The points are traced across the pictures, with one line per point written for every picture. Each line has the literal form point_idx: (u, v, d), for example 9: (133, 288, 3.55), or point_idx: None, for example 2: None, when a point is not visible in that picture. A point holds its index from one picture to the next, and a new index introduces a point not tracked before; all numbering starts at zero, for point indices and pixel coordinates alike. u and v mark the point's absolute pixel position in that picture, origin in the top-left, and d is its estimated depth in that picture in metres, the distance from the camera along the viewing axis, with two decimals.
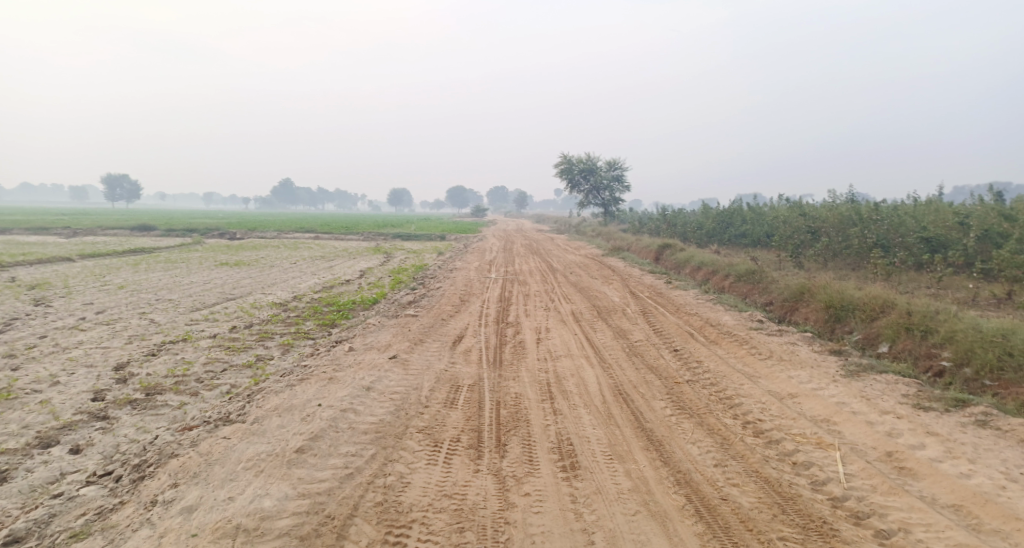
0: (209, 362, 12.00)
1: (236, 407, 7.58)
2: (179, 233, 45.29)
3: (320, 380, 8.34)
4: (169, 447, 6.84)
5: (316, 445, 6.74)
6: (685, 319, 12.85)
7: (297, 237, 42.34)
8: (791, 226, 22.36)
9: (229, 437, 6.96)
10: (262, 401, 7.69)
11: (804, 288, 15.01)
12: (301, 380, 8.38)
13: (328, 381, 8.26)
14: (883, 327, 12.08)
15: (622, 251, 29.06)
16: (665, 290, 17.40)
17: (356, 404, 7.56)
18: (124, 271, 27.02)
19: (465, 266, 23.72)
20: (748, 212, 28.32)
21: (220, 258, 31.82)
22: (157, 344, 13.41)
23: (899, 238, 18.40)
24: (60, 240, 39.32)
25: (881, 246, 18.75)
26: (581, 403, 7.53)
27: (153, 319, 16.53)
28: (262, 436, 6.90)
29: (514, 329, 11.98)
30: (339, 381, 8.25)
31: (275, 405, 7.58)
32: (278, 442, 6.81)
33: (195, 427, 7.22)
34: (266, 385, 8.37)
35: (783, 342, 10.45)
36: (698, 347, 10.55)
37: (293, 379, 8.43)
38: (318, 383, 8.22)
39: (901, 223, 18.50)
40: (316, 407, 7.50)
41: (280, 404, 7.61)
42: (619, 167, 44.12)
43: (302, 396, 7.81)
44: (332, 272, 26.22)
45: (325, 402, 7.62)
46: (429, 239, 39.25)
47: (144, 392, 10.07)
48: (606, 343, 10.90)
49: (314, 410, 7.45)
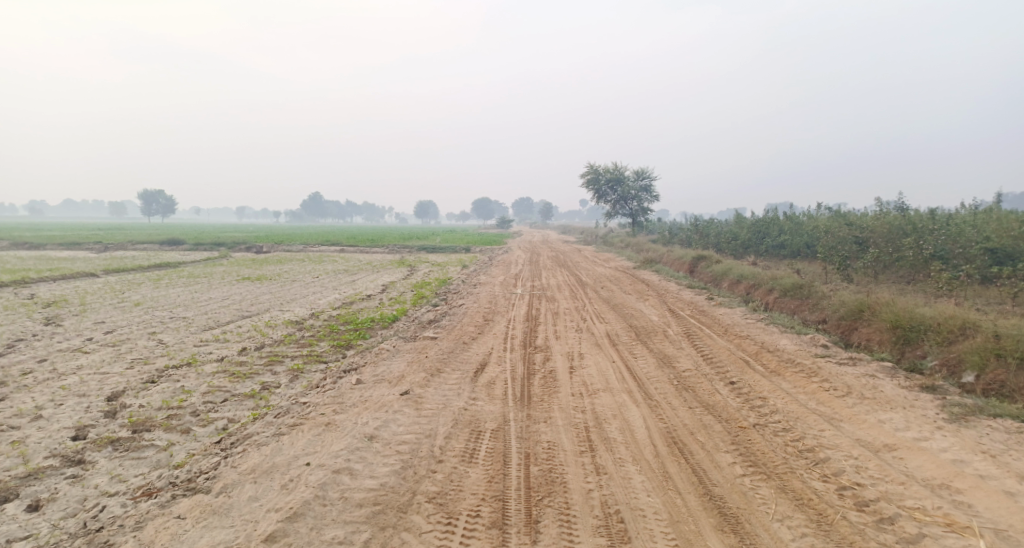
0: (209, 392, 10.87)
1: (208, 467, 6.44)
2: (206, 247, 45.01)
3: (316, 426, 7.11)
4: (111, 531, 5.75)
5: (293, 530, 5.56)
6: (736, 343, 11.43)
7: (323, 250, 41.56)
8: (835, 235, 20.77)
9: (185, 516, 5.84)
10: (241, 459, 6.55)
11: (864, 305, 13.43)
12: (295, 425, 7.18)
13: (324, 428, 7.03)
14: (966, 353, 10.52)
15: (655, 262, 27.56)
16: (708, 307, 15.89)
17: (354, 461, 6.35)
18: (144, 286, 26.33)
19: (491, 280, 22.50)
20: (786, 221, 26.61)
21: (242, 272, 31.06)
22: (158, 369, 12.35)
23: (959, 248, 16.69)
24: (88, 255, 39.08)
25: (939, 258, 17.07)
26: (629, 458, 6.20)
27: (161, 339, 15.54)
28: (225, 517, 5.75)
29: (544, 355, 10.66)
30: (339, 428, 7.02)
31: (254, 465, 6.41)
32: (244, 526, 5.65)
33: (156, 494, 6.12)
34: (254, 429, 7.19)
35: (859, 374, 8.94)
36: (758, 380, 9.11)
37: (287, 423, 7.23)
38: (313, 429, 7.02)
39: (960, 232, 16.81)
40: (303, 468, 6.32)
41: (259, 464, 6.46)
42: (647, 176, 42.57)
43: (288, 451, 6.62)
44: (354, 286, 25.20)
45: (316, 460, 6.43)
46: (454, 251, 38.21)
47: (131, 430, 8.94)
48: (650, 373, 9.50)
49: (302, 472, 6.27)
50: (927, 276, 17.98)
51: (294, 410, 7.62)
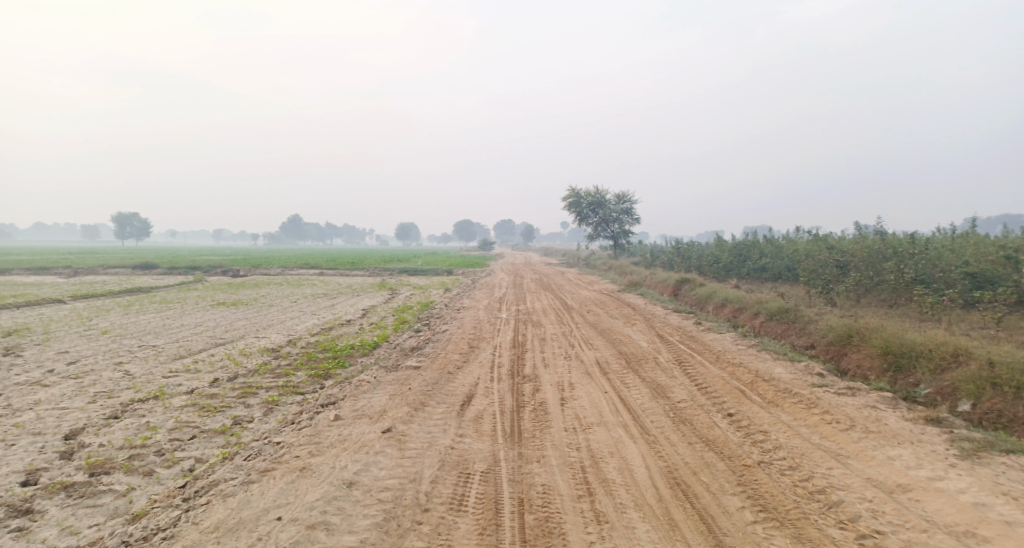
0: (176, 428, 10.22)
1: (166, 524, 5.92)
2: (182, 271, 44.04)
3: (289, 472, 6.59)
4: None
5: None
6: (729, 372, 11.08)
7: (302, 274, 40.82)
8: (816, 258, 20.65)
9: None
10: (202, 514, 6.01)
11: (853, 330, 13.17)
12: (267, 471, 6.65)
13: (299, 474, 6.52)
14: (960, 381, 10.25)
15: (638, 286, 27.26)
16: (697, 333, 15.55)
17: (330, 514, 5.91)
18: (114, 313, 25.41)
19: (474, 305, 22.02)
20: (768, 244, 26.53)
21: (217, 298, 30.23)
22: (123, 403, 11.67)
23: (941, 272, 16.60)
24: (59, 280, 37.88)
25: (922, 283, 16.99)
26: (631, 503, 6.03)
27: (128, 370, 14.79)
28: None
29: (532, 386, 10.19)
30: (315, 473, 6.51)
31: (218, 523, 5.90)
32: None
33: None
34: (219, 475, 6.65)
35: (859, 405, 8.63)
36: (756, 411, 8.77)
37: (258, 468, 6.70)
38: (286, 476, 6.50)
39: (941, 256, 16.78)
40: (274, 523, 5.84)
41: (223, 520, 5.94)
42: (628, 200, 42.58)
43: (256, 503, 6.10)
44: (332, 311, 24.55)
45: (288, 514, 5.95)
46: (435, 274, 37.70)
47: (88, 474, 8.30)
48: (644, 405, 9.11)
49: (272, 528, 5.81)
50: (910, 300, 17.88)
51: (265, 453, 7.08)
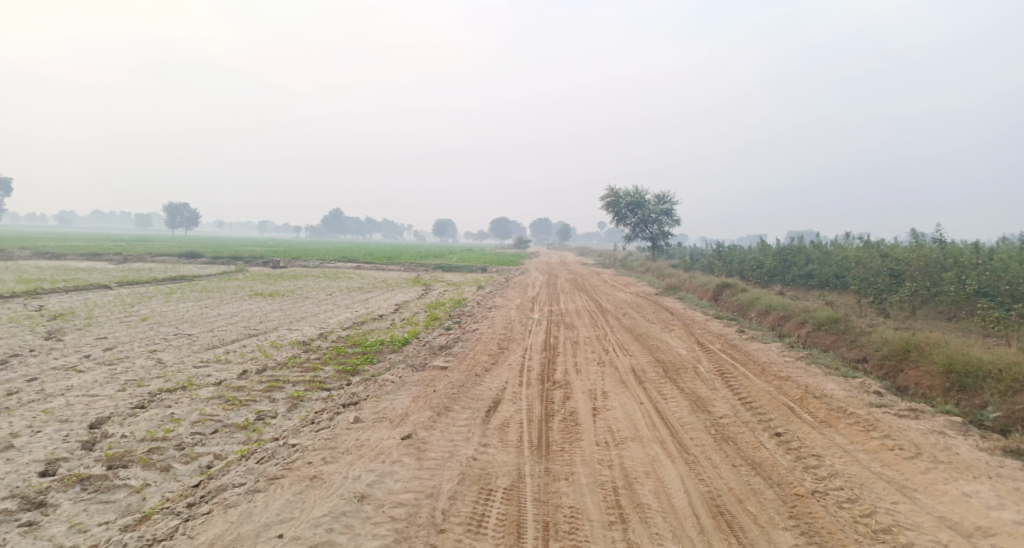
0: (199, 422, 9.96)
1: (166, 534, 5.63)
2: (223, 261, 44.58)
3: (299, 481, 6.28)
4: None
5: None
6: (775, 386, 10.41)
7: (339, 267, 40.94)
8: (868, 266, 19.57)
9: None
10: (199, 527, 5.74)
11: (911, 345, 12.31)
12: (275, 479, 6.34)
13: (308, 485, 6.20)
14: None
15: (678, 289, 26.38)
16: (739, 341, 14.81)
17: (336, 534, 5.60)
18: (154, 300, 25.63)
19: (507, 304, 21.53)
20: (815, 250, 25.42)
21: (255, 288, 30.36)
22: (151, 393, 11.49)
23: (1006, 285, 15.48)
24: (106, 266, 38.64)
25: (985, 295, 15.91)
26: (669, 533, 5.62)
27: (159, 358, 14.72)
28: None
29: (563, 392, 9.67)
30: (325, 483, 6.21)
31: (216, 538, 5.58)
32: None
33: None
34: (228, 481, 6.34)
35: (924, 430, 8.03)
36: (807, 432, 8.12)
37: (267, 476, 6.39)
38: (295, 486, 6.19)
39: (1006, 267, 15.67)
40: (275, 542, 5.53)
41: (220, 536, 5.62)
42: (669, 200, 41.57)
43: (258, 517, 5.80)
44: (366, 306, 24.32)
45: (291, 531, 5.64)
46: (471, 271, 37.36)
47: (106, 466, 8.03)
48: (683, 419, 8.50)
49: (273, 546, 5.50)
50: (972, 312, 16.77)
51: (277, 458, 6.72)
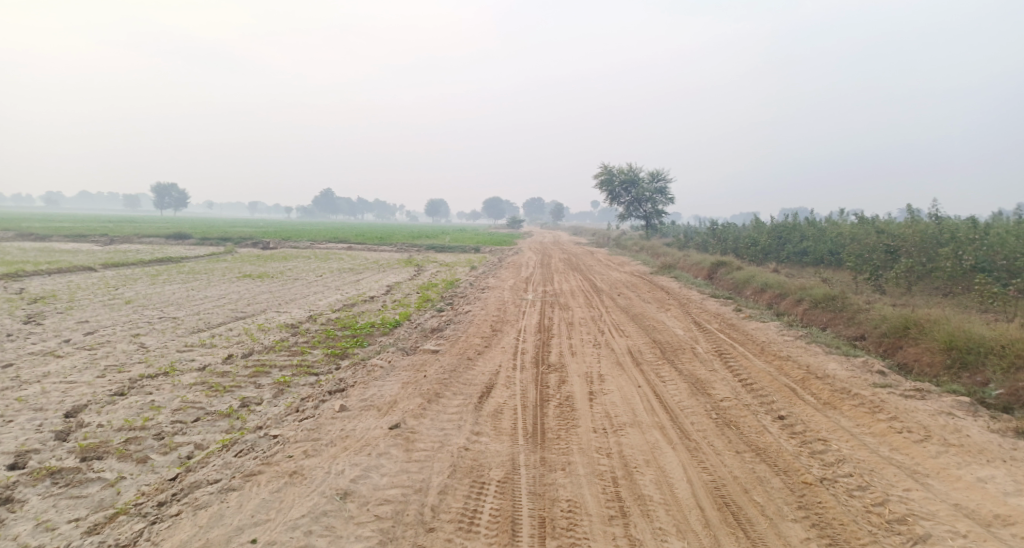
0: (180, 410, 9.57)
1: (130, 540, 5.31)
2: (212, 242, 43.92)
3: (277, 480, 5.97)
4: None
5: None
6: (776, 366, 10.11)
7: (330, 248, 40.39)
8: (863, 242, 19.29)
9: None
10: (166, 533, 5.42)
11: (910, 322, 12.02)
12: (251, 477, 6.02)
13: (286, 484, 5.90)
14: None
15: (673, 268, 26.04)
16: (737, 320, 14.50)
17: (318, 536, 5.31)
18: (140, 282, 25.08)
19: (500, 284, 21.14)
20: (809, 227, 25.10)
21: (244, 270, 29.82)
22: (131, 379, 11.06)
23: (1003, 260, 15.22)
24: (92, 248, 37.94)
25: (981, 270, 15.63)
26: (673, 529, 5.34)
27: (142, 343, 14.26)
28: None
29: (559, 376, 9.33)
30: (304, 481, 5.92)
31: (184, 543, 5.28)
32: None
33: None
34: (199, 479, 6.03)
35: (932, 411, 7.74)
36: (811, 415, 7.82)
37: (243, 474, 6.07)
38: (271, 485, 5.89)
39: (1003, 242, 15.41)
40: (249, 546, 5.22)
41: (187, 542, 5.32)
42: (662, 178, 41.13)
43: (231, 521, 5.50)
44: (356, 287, 23.84)
45: (266, 535, 5.35)
46: (463, 251, 36.90)
47: (80, 458, 7.65)
48: (683, 403, 8.18)
49: None
50: (968, 288, 16.51)
51: (256, 452, 6.38)
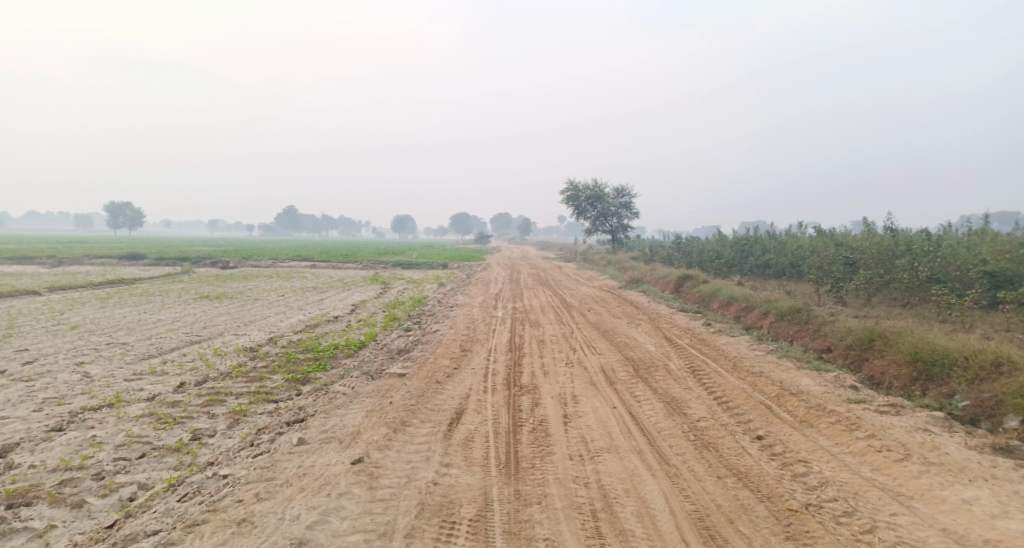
0: (124, 445, 8.92)
1: None
2: (169, 262, 42.61)
3: (227, 530, 5.61)
4: None
5: None
6: (750, 382, 9.94)
7: (292, 266, 39.51)
8: (823, 255, 19.43)
9: None
10: None
11: (875, 333, 11.98)
12: (195, 527, 5.66)
13: (236, 533, 5.55)
14: (1003, 394, 9.12)
15: (640, 282, 25.96)
16: (707, 335, 14.36)
17: None
18: (90, 306, 24.02)
19: (467, 302, 20.73)
20: (771, 240, 25.33)
21: (201, 290, 28.87)
22: (72, 412, 10.34)
23: (958, 271, 15.41)
24: (41, 270, 36.45)
25: (937, 282, 15.80)
26: None
27: (87, 372, 13.47)
28: None
29: (531, 398, 8.97)
30: (254, 529, 5.57)
31: None
32: None
33: None
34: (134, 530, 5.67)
35: (909, 427, 7.60)
36: (789, 434, 7.62)
37: (187, 524, 5.70)
38: (218, 535, 5.55)
39: (958, 253, 15.61)
40: None
41: None
42: (626, 194, 41.40)
43: None
44: (319, 307, 23.18)
45: None
46: (430, 268, 36.46)
47: (6, 505, 7.13)
48: (659, 424, 7.92)
49: None
50: (924, 299, 16.68)
51: (203, 497, 5.96)
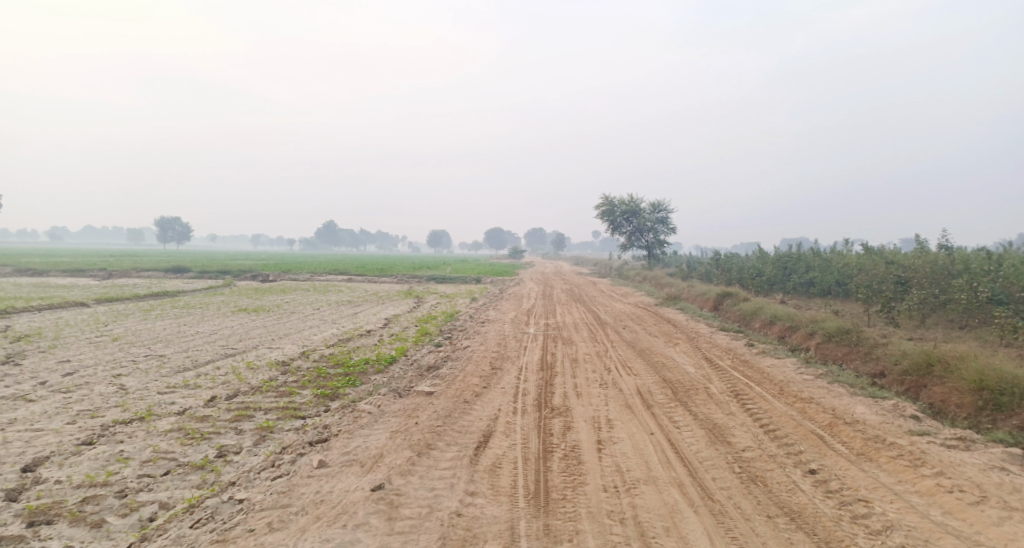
0: (149, 462, 8.74)
1: None
2: (210, 275, 43.26)
3: None
4: None
5: None
6: (799, 409, 9.32)
7: (329, 279, 39.78)
8: (871, 273, 18.46)
9: None
10: None
11: (934, 358, 11.18)
12: None
13: None
14: None
15: (678, 299, 25.23)
16: (750, 356, 13.70)
17: None
18: (131, 318, 24.33)
19: (501, 317, 20.35)
20: (815, 257, 24.38)
21: (239, 303, 29.08)
22: (102, 425, 10.22)
23: (1022, 292, 14.43)
24: (88, 283, 37.27)
25: (998, 303, 14.82)
26: None
27: (121, 384, 13.43)
28: None
29: (563, 422, 8.50)
30: None
31: None
32: None
33: None
34: None
35: (982, 465, 6.94)
36: (845, 468, 7.02)
37: None
38: None
39: (1020, 273, 14.62)
40: None
41: None
42: (663, 209, 40.67)
43: None
44: (353, 321, 23.06)
45: None
46: (464, 282, 36.23)
47: (26, 523, 6.95)
48: (701, 453, 7.40)
49: None
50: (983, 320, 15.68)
51: (213, 526, 5.84)
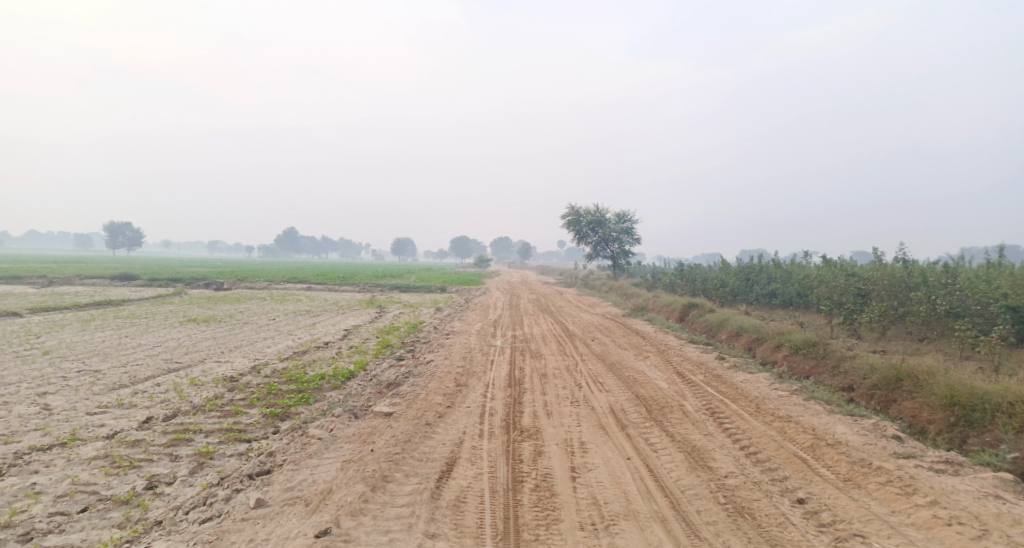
0: (65, 496, 7.77)
1: None
2: (160, 283, 41.38)
3: None
4: None
5: None
6: (779, 428, 8.86)
7: (287, 288, 38.34)
8: (832, 284, 18.25)
9: None
10: None
11: (903, 372, 10.82)
12: None
13: None
14: None
15: (644, 310, 24.85)
16: (722, 371, 13.29)
17: None
18: (68, 329, 22.74)
19: (465, 329, 19.60)
20: (777, 268, 24.27)
21: (188, 313, 27.62)
22: (17, 452, 9.17)
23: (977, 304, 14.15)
24: (26, 291, 35.12)
25: (956, 315, 14.61)
26: None
27: (47, 403, 12.25)
28: None
29: (533, 446, 7.83)
30: None
31: None
32: None
33: None
34: None
35: (976, 492, 6.56)
36: (834, 497, 6.51)
37: None
38: None
39: (974, 287, 14.36)
40: None
41: None
42: (628, 220, 40.46)
43: None
44: (309, 332, 21.96)
45: None
46: (427, 292, 35.32)
47: None
48: (682, 481, 6.81)
49: None
50: (943, 333, 15.61)
51: None
